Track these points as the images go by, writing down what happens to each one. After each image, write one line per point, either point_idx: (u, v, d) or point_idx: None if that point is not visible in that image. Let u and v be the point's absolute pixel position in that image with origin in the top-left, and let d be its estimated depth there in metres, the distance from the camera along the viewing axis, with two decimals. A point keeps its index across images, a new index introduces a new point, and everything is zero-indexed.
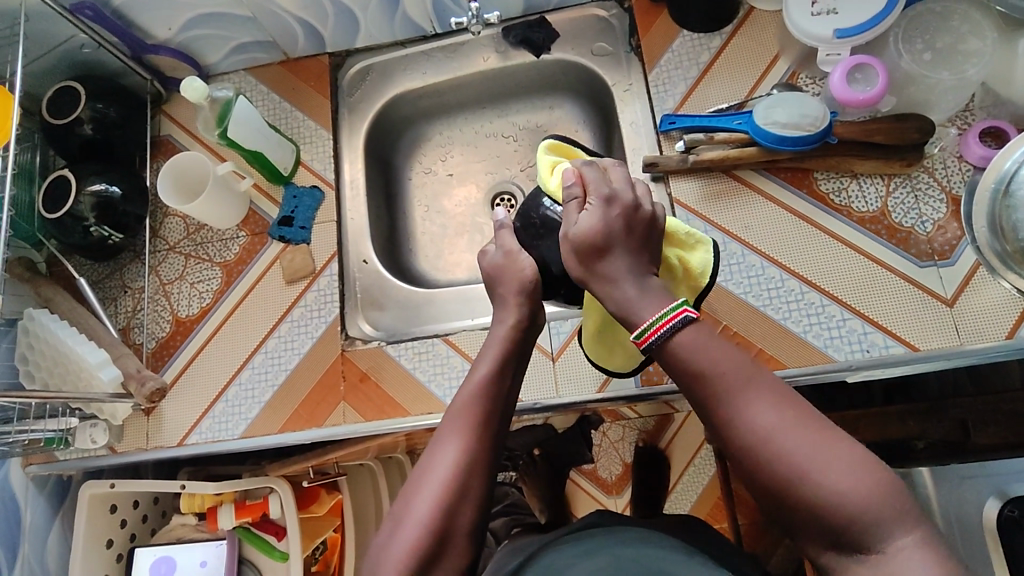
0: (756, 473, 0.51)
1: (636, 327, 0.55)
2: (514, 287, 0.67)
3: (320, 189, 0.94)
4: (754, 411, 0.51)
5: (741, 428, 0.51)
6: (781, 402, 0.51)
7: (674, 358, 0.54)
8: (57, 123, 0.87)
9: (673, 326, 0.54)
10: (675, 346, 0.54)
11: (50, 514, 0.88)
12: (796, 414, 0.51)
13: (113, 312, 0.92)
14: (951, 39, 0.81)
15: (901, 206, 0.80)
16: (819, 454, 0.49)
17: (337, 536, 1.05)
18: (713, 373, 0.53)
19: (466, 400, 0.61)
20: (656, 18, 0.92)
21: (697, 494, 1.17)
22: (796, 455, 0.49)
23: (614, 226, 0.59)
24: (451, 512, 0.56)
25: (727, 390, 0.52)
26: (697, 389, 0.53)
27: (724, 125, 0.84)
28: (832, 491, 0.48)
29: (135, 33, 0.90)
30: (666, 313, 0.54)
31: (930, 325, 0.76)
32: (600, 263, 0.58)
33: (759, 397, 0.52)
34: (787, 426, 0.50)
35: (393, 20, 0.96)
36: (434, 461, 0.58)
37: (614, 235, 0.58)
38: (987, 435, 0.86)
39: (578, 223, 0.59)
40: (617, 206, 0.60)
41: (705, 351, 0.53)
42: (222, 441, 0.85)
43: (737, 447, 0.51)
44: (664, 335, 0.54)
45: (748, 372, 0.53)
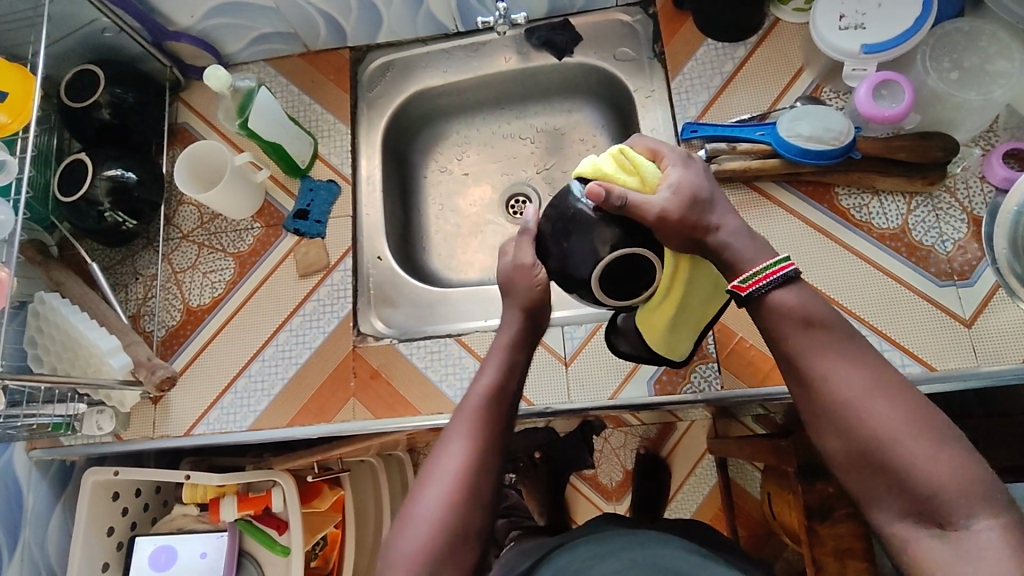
0: (839, 436, 0.50)
1: (738, 274, 0.54)
2: (522, 301, 0.67)
3: (337, 183, 0.94)
4: (843, 374, 0.51)
5: (829, 391, 0.51)
6: (871, 368, 0.51)
7: (770, 312, 0.54)
8: (76, 106, 0.86)
9: (775, 279, 0.53)
10: (774, 298, 0.53)
11: (52, 500, 0.88)
12: (884, 381, 0.51)
13: (123, 299, 0.92)
14: (978, 59, 0.81)
15: (922, 225, 0.80)
16: (906, 420, 0.49)
17: (337, 533, 1.04)
18: (804, 331, 0.52)
19: (474, 401, 0.61)
20: (681, 26, 0.92)
21: (697, 502, 1.16)
22: (883, 417, 0.49)
23: (706, 180, 0.59)
24: (462, 511, 0.56)
25: (818, 351, 0.52)
26: (784, 347, 0.53)
27: (746, 135, 0.83)
28: (916, 462, 0.48)
29: (157, 19, 0.89)
30: (769, 266, 0.53)
31: (947, 344, 0.76)
32: (710, 212, 0.57)
33: (849, 362, 0.51)
34: (876, 392, 0.50)
35: (417, 17, 0.95)
36: (442, 459, 0.58)
37: (711, 184, 0.58)
38: (997, 456, 0.80)
39: (671, 183, 0.58)
40: (692, 166, 0.60)
41: (802, 310, 0.53)
42: (229, 433, 0.84)
43: (821, 411, 0.51)
44: (769, 285, 0.53)
45: (841, 336, 0.52)
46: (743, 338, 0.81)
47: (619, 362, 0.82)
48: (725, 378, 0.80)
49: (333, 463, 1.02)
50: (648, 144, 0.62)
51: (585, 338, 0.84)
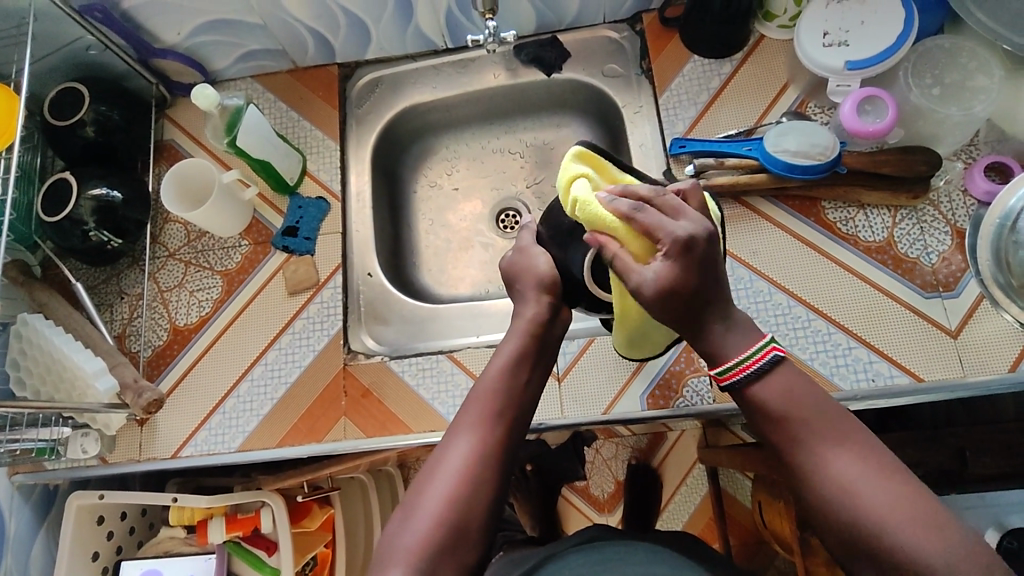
0: (835, 525, 0.49)
1: (719, 364, 0.54)
2: (533, 281, 0.67)
3: (327, 200, 0.93)
4: (836, 462, 0.50)
5: (822, 478, 0.50)
6: (864, 456, 0.50)
7: (753, 401, 0.53)
8: (58, 124, 0.85)
9: (758, 367, 0.53)
10: (757, 389, 0.53)
11: (35, 526, 0.86)
12: (879, 467, 0.49)
13: (108, 319, 0.90)
14: (959, 75, 0.82)
15: (907, 238, 0.81)
16: (902, 509, 0.47)
17: (327, 553, 1.01)
18: (793, 420, 0.52)
19: (484, 394, 0.61)
20: (668, 43, 0.93)
21: (688, 514, 1.16)
22: (879, 507, 0.48)
23: (703, 272, 0.52)
24: (466, 504, 0.55)
25: (808, 437, 0.51)
26: (777, 435, 0.52)
27: (733, 150, 0.84)
28: (915, 552, 0.46)
29: (143, 37, 0.88)
30: (755, 352, 0.53)
31: (934, 355, 0.77)
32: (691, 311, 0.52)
33: (841, 446, 0.50)
34: (870, 479, 0.49)
35: (406, 34, 0.95)
36: (447, 455, 0.57)
37: (704, 277, 0.52)
38: (985, 465, 0.82)
39: (653, 275, 0.52)
40: (695, 254, 0.51)
41: (791, 395, 0.52)
42: (218, 455, 0.83)
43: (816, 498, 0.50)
44: (750, 374, 0.53)
45: (832, 419, 0.52)
46: None
47: (612, 377, 0.83)
48: (716, 391, 0.80)
49: (323, 481, 1.00)
50: (646, 214, 0.53)
51: (576, 354, 0.84)
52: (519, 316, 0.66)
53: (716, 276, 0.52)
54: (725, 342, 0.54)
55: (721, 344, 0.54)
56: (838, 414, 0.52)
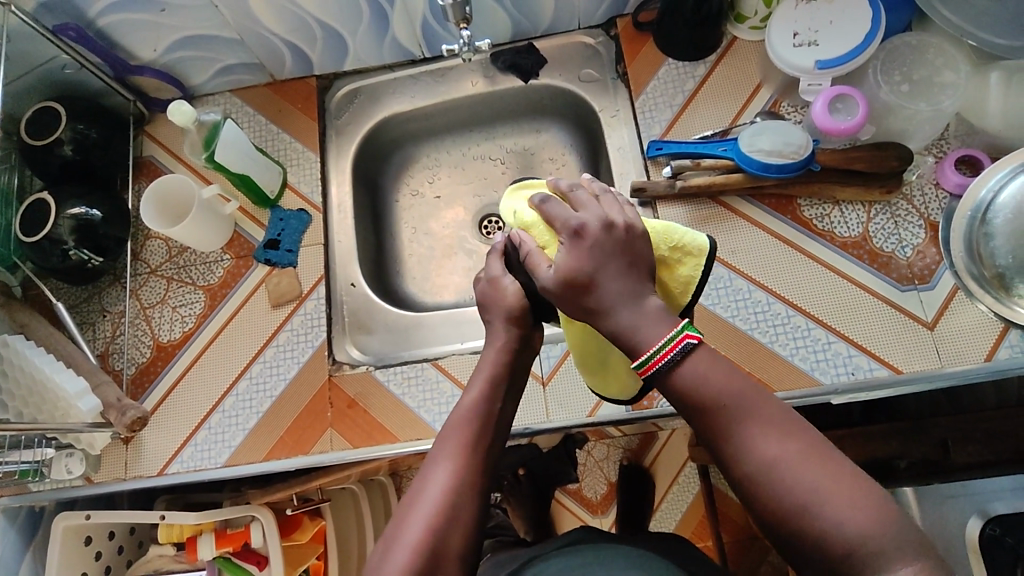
0: (755, 502, 0.50)
1: (637, 356, 0.52)
2: (500, 312, 0.65)
3: (308, 212, 0.93)
4: (760, 441, 0.50)
5: (746, 457, 0.50)
6: (785, 433, 0.50)
7: (675, 386, 0.52)
8: (36, 144, 0.85)
9: (680, 351, 0.51)
10: (679, 372, 0.52)
11: (22, 549, 0.84)
12: (799, 444, 0.50)
13: (91, 337, 0.90)
14: (927, 71, 0.84)
15: (882, 232, 0.82)
16: (820, 483, 0.48)
17: (320, 564, 1.01)
18: (719, 401, 0.51)
19: (458, 422, 0.61)
20: (642, 46, 0.94)
21: (681, 513, 1.16)
22: (801, 484, 0.48)
23: (593, 256, 0.53)
24: (443, 537, 0.55)
25: (734, 418, 0.51)
26: (703, 417, 0.52)
27: (709, 151, 0.86)
28: (835, 525, 0.47)
29: (119, 54, 0.88)
30: (669, 340, 0.51)
31: (910, 346, 0.78)
32: (589, 297, 0.53)
33: (765, 426, 0.51)
34: (791, 457, 0.49)
35: (382, 45, 0.96)
36: (424, 488, 0.57)
37: (593, 261, 0.53)
38: (966, 453, 0.84)
39: (553, 266, 0.55)
40: (589, 239, 0.54)
41: (716, 374, 0.52)
42: (204, 470, 0.82)
43: (741, 477, 0.51)
44: (672, 360, 0.51)
45: (757, 398, 0.52)
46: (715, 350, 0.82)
47: None
48: None
49: (313, 493, 0.99)
50: (546, 206, 0.58)
51: (560, 359, 0.85)
52: (490, 343, 0.65)
53: (618, 263, 0.53)
54: (647, 332, 0.52)
55: (646, 335, 0.52)
56: (761, 394, 0.52)
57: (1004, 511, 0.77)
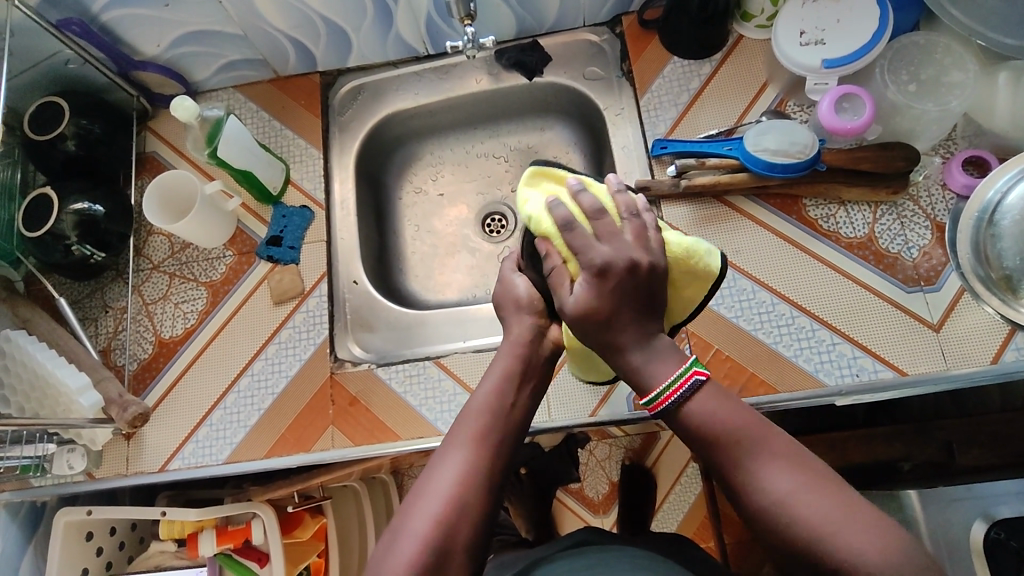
0: (771, 533, 0.51)
1: (646, 394, 0.56)
2: (513, 306, 0.68)
3: (310, 209, 0.93)
4: (771, 475, 0.52)
5: (757, 491, 0.52)
6: (795, 467, 0.52)
7: (685, 423, 0.56)
8: (40, 139, 0.84)
9: (686, 390, 0.55)
10: (688, 410, 0.55)
11: (23, 544, 0.84)
12: (810, 477, 0.51)
13: (93, 333, 0.90)
14: (935, 71, 0.83)
15: (888, 233, 0.82)
16: (832, 514, 0.49)
17: (321, 562, 1.00)
18: (730, 437, 0.53)
19: (471, 416, 0.61)
20: (647, 44, 0.93)
21: (682, 514, 1.15)
22: (812, 516, 0.50)
23: (612, 299, 0.56)
24: (453, 526, 0.55)
25: (744, 454, 0.53)
26: (715, 453, 0.54)
27: (715, 150, 0.85)
28: (848, 556, 0.48)
29: (122, 49, 0.88)
30: (676, 378, 0.55)
31: (916, 348, 0.77)
32: (606, 334, 0.57)
33: (775, 460, 0.52)
34: (802, 490, 0.51)
35: (386, 41, 0.95)
36: (433, 480, 0.57)
37: (614, 301, 0.56)
38: (971, 457, 0.84)
39: (574, 297, 0.58)
40: (612, 279, 0.56)
41: (722, 414, 0.54)
42: (206, 467, 0.82)
43: (752, 510, 0.52)
44: (679, 398, 0.55)
45: (766, 433, 0.53)
46: (718, 350, 0.81)
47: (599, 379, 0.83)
48: None
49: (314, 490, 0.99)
50: (573, 233, 0.58)
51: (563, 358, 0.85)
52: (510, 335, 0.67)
53: (633, 305, 0.56)
54: (654, 368, 0.56)
55: (654, 371, 0.56)
56: (769, 430, 0.54)
57: (1009, 514, 0.76)
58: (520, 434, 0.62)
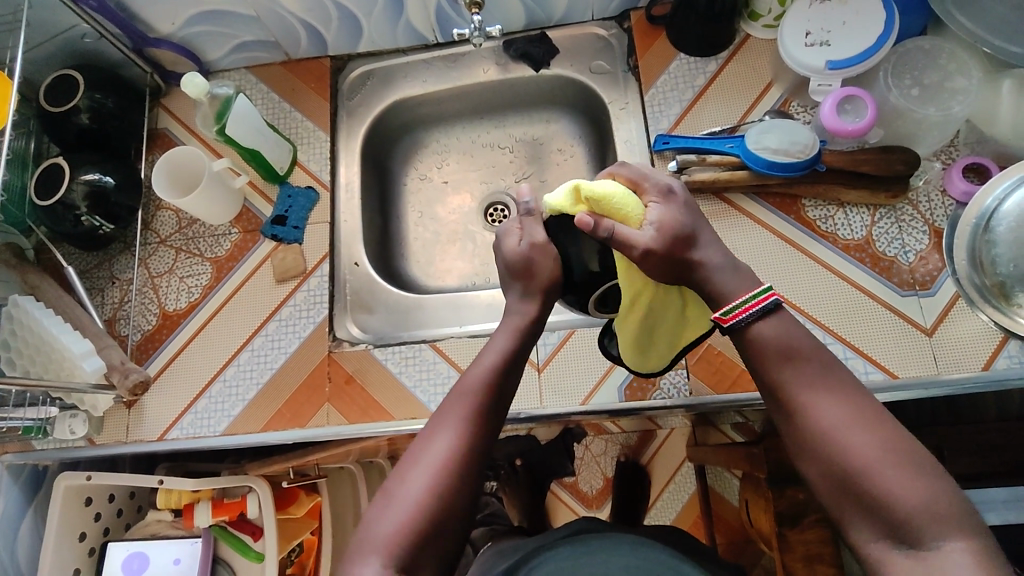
0: (813, 460, 0.52)
1: (722, 305, 0.57)
2: (535, 283, 0.64)
3: (316, 190, 0.95)
4: (822, 405, 0.53)
5: (806, 417, 0.53)
6: (848, 401, 0.53)
7: (751, 343, 0.56)
8: (54, 111, 0.86)
9: (764, 307, 0.56)
10: (757, 329, 0.56)
11: (23, 505, 0.86)
12: (862, 414, 0.52)
13: (99, 303, 0.92)
14: (938, 76, 0.83)
15: (885, 236, 0.82)
16: (879, 449, 0.50)
17: (314, 539, 1.05)
18: (791, 362, 0.55)
19: (468, 386, 0.61)
20: (655, 40, 0.94)
21: (679, 505, 1.17)
22: (859, 448, 0.50)
23: (688, 216, 0.60)
24: (446, 493, 0.55)
25: (802, 382, 0.54)
26: (771, 376, 0.55)
27: (716, 147, 0.85)
28: (891, 491, 0.49)
29: (138, 26, 0.90)
30: (756, 294, 0.56)
31: (908, 351, 0.78)
32: (692, 250, 0.58)
33: (828, 392, 0.54)
34: (853, 421, 0.52)
35: (397, 28, 0.97)
36: (428, 448, 0.57)
37: (692, 218, 0.60)
38: (963, 463, 0.82)
39: (654, 220, 0.59)
40: (678, 203, 0.60)
41: (786, 341, 0.55)
42: (203, 438, 0.84)
43: (801, 439, 0.53)
44: (755, 314, 0.56)
45: (824, 368, 0.55)
46: (711, 345, 0.83)
47: (591, 369, 0.84)
48: (694, 385, 0.82)
49: (310, 469, 1.01)
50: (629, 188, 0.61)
51: (557, 345, 0.86)
52: (512, 312, 0.65)
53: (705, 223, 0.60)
54: (729, 286, 0.58)
55: (729, 287, 0.57)
56: (829, 363, 0.55)
57: (996, 521, 0.78)
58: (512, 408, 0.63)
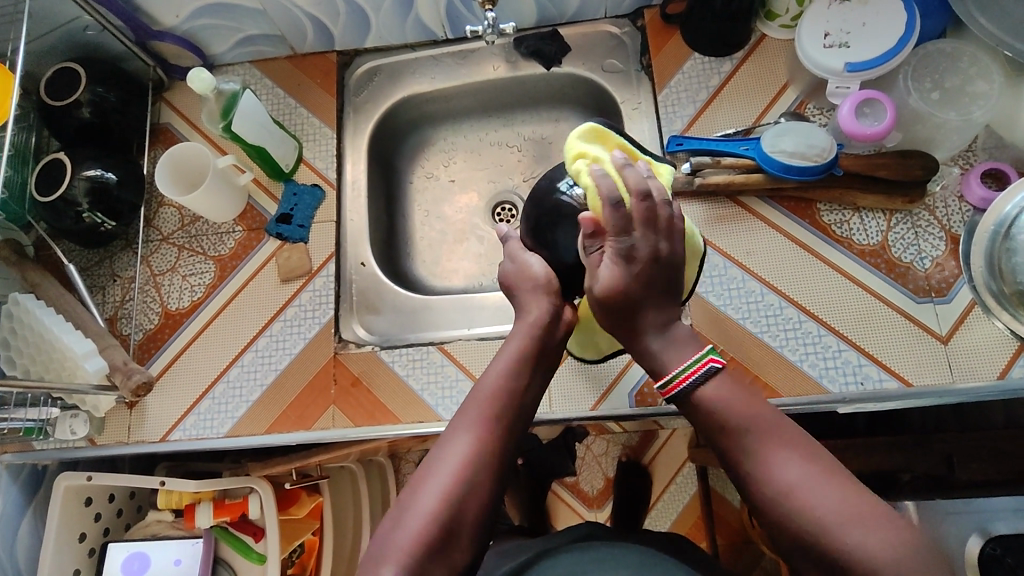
0: (777, 525, 0.50)
1: (660, 378, 0.56)
2: (529, 287, 0.66)
3: (321, 188, 0.93)
4: (779, 466, 0.51)
5: (764, 481, 0.51)
6: (804, 457, 0.51)
7: (697, 408, 0.55)
8: (55, 105, 0.84)
9: (700, 375, 0.55)
10: (702, 395, 0.55)
11: (22, 506, 0.85)
12: (818, 469, 0.50)
13: (101, 301, 0.90)
14: (958, 80, 0.82)
15: (901, 241, 0.81)
16: (840, 505, 0.48)
17: (315, 539, 1.01)
18: (742, 425, 0.53)
19: (482, 394, 0.60)
20: (669, 39, 0.93)
21: (678, 510, 1.16)
22: (819, 508, 0.48)
23: (637, 288, 0.55)
24: (460, 502, 0.54)
25: (755, 443, 0.52)
26: (724, 440, 0.54)
27: (731, 149, 0.84)
28: (857, 549, 0.47)
29: (141, 18, 0.88)
30: (690, 364, 0.55)
31: (923, 359, 0.77)
32: (628, 318, 0.57)
33: (784, 451, 0.52)
34: (810, 479, 0.50)
35: (405, 23, 0.95)
36: (442, 455, 0.56)
37: (640, 290, 0.56)
38: (971, 470, 0.81)
39: (599, 279, 0.57)
40: (638, 266, 0.55)
41: (733, 404, 0.54)
42: (206, 439, 0.83)
43: (761, 502, 0.51)
44: (692, 384, 0.55)
45: (775, 425, 0.53)
46: (722, 351, 0.81)
47: (601, 374, 0.83)
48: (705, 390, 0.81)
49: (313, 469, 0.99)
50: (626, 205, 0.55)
51: None
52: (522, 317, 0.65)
53: (657, 292, 0.56)
54: (669, 353, 0.56)
55: (670, 354, 0.56)
56: (777, 420, 0.53)
57: (1006, 531, 0.74)
58: (527, 421, 0.62)
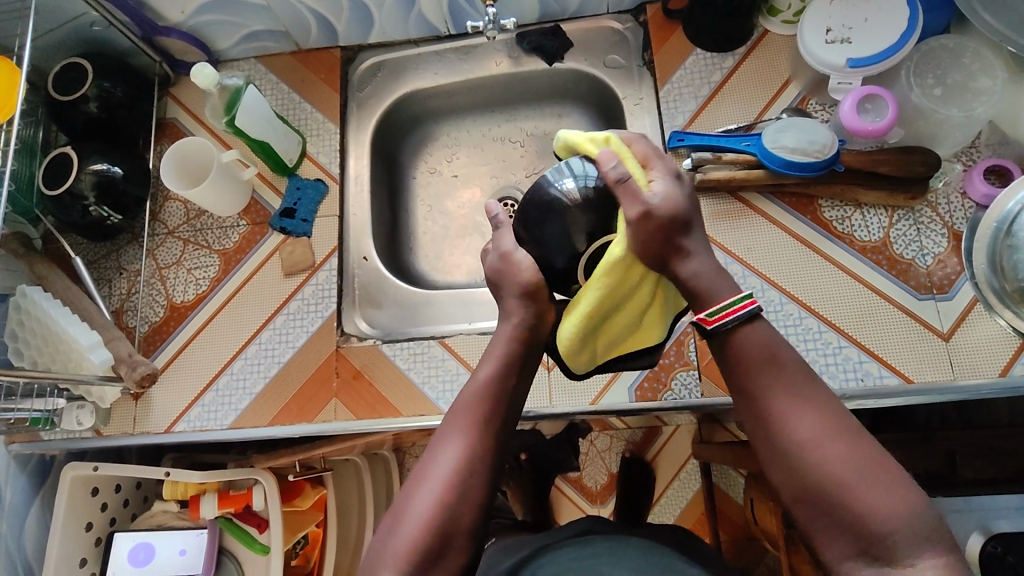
0: (788, 474, 0.50)
1: (706, 307, 0.53)
2: (515, 290, 0.60)
3: (324, 182, 0.94)
4: (797, 420, 0.50)
5: (781, 432, 0.50)
6: (823, 414, 0.50)
7: (733, 346, 0.53)
8: (64, 100, 0.85)
9: (744, 314, 0.53)
10: (740, 334, 0.53)
11: (30, 495, 0.86)
12: (836, 427, 0.49)
13: (107, 293, 0.92)
14: (962, 76, 0.82)
15: (903, 238, 0.81)
16: (854, 464, 0.48)
17: (319, 532, 1.02)
18: (766, 373, 0.52)
19: (469, 401, 0.60)
20: (671, 34, 0.93)
21: (682, 506, 1.16)
22: (833, 465, 0.48)
23: (691, 204, 0.55)
24: (452, 509, 0.54)
25: (776, 392, 0.51)
26: (746, 384, 0.52)
27: (732, 146, 0.84)
28: (867, 504, 0.46)
29: (147, 14, 0.89)
30: (736, 301, 0.53)
31: (925, 356, 0.77)
32: (682, 237, 0.54)
33: (803, 406, 0.50)
34: (827, 435, 0.49)
35: (408, 19, 0.95)
36: (433, 463, 0.57)
37: (693, 206, 0.55)
38: (974, 469, 0.81)
39: (659, 195, 0.54)
40: (684, 185, 0.56)
41: (763, 351, 0.52)
42: (210, 431, 0.84)
43: (776, 449, 0.50)
44: (737, 319, 0.52)
45: (798, 377, 0.52)
46: None
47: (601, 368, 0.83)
48: (705, 386, 0.81)
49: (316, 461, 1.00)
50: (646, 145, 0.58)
51: None
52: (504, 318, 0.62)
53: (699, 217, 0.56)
54: (714, 287, 0.54)
55: (714, 289, 0.54)
56: (803, 372, 0.52)
57: (1007, 529, 0.73)
58: (516, 420, 0.61)
